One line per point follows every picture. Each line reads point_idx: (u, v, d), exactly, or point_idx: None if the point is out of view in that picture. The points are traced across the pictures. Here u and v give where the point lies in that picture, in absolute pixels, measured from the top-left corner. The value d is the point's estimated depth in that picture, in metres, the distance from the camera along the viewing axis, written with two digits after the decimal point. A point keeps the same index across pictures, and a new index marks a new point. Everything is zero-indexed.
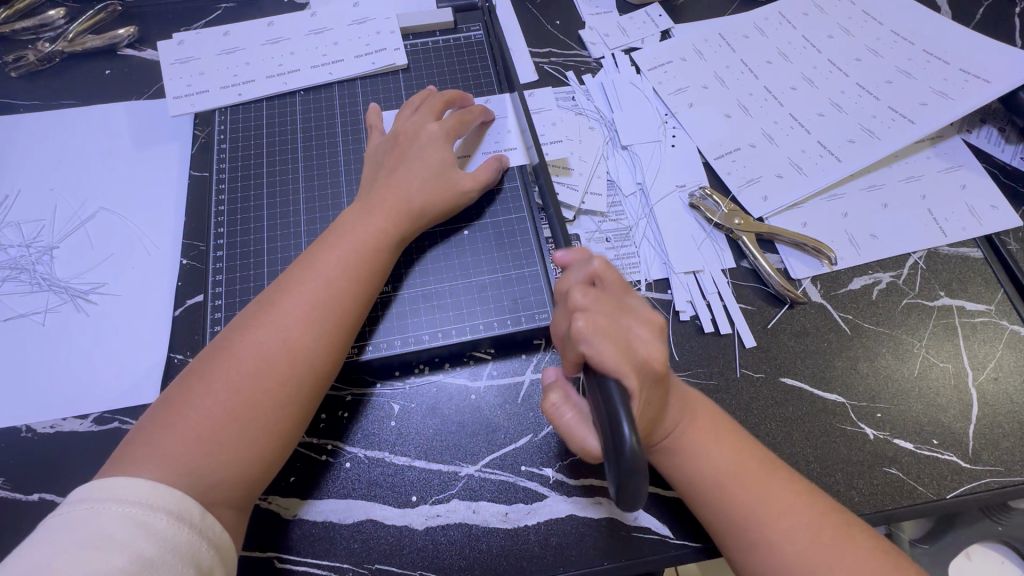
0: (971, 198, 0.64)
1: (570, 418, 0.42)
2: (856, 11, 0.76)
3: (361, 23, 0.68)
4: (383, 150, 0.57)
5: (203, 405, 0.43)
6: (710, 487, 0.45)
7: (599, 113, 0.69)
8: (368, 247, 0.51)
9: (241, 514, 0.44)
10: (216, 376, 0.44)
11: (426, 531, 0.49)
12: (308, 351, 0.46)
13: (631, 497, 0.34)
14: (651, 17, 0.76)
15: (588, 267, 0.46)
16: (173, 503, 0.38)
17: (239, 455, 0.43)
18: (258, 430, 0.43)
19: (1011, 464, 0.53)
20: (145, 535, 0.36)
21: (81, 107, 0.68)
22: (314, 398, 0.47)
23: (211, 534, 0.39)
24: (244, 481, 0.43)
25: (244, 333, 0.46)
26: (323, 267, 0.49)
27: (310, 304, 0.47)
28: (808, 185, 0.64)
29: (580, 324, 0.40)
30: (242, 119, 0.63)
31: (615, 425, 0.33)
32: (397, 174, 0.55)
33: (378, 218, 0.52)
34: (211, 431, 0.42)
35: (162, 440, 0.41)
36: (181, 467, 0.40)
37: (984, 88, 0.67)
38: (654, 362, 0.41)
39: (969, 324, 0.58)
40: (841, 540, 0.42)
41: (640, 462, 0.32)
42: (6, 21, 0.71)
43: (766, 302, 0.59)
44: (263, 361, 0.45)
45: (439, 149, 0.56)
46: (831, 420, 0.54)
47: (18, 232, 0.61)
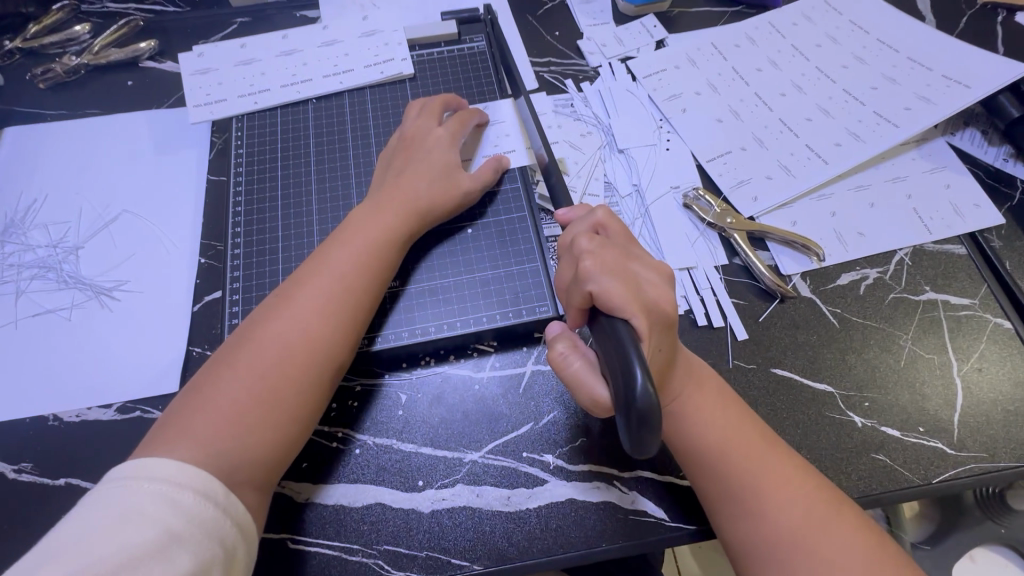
0: (955, 198, 0.67)
1: (578, 365, 0.44)
2: (843, 21, 0.79)
3: (371, 35, 0.72)
4: (395, 150, 0.61)
5: (231, 390, 0.45)
6: (710, 455, 0.47)
7: (596, 119, 0.72)
8: (379, 241, 0.54)
9: (263, 496, 0.46)
10: (243, 364, 0.47)
11: (432, 514, 0.52)
12: (327, 339, 0.49)
13: (644, 444, 0.35)
14: (646, 28, 0.79)
15: (593, 217, 0.49)
16: (200, 483, 0.41)
17: (264, 436, 0.45)
18: (282, 414, 0.46)
19: (995, 451, 0.55)
20: (175, 512, 0.39)
21: (105, 116, 0.72)
22: (332, 384, 0.50)
23: (235, 514, 0.42)
24: (269, 461, 0.45)
25: (266, 323, 0.49)
26: (338, 261, 0.52)
27: (327, 295, 0.50)
28: (797, 186, 0.66)
29: (589, 265, 0.43)
30: (258, 126, 0.67)
31: (628, 370, 0.36)
32: (405, 175, 0.58)
33: (387, 215, 0.55)
34: (239, 413, 0.45)
35: (193, 422, 0.44)
36: (212, 447, 0.43)
37: (965, 93, 0.69)
38: (665, 307, 0.44)
39: (953, 318, 0.61)
40: (831, 516, 0.44)
41: (652, 405, 0.34)
42: (35, 36, 0.75)
43: (758, 296, 0.62)
44: (285, 349, 0.48)
45: (444, 152, 0.60)
46: (820, 409, 0.56)
47: (46, 234, 0.65)
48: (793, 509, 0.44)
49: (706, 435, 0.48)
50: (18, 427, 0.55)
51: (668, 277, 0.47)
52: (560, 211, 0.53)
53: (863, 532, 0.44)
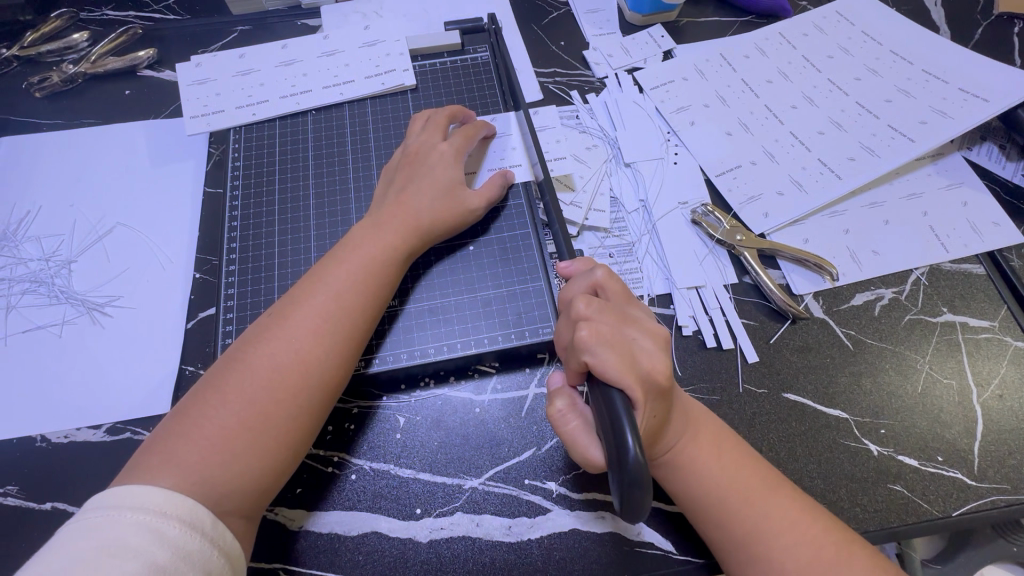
0: (973, 216, 0.65)
1: (575, 425, 0.42)
2: (855, 32, 0.77)
3: (372, 45, 0.70)
4: (397, 168, 0.59)
5: (218, 416, 0.44)
6: (710, 501, 0.45)
7: (602, 132, 0.70)
8: (376, 258, 0.52)
9: (250, 523, 0.44)
10: (231, 388, 0.45)
11: (430, 544, 0.50)
12: (319, 362, 0.47)
13: (635, 509, 0.34)
14: (653, 38, 0.78)
15: (592, 277, 0.47)
16: (186, 512, 0.39)
17: (252, 464, 0.43)
18: (269, 442, 0.44)
19: (1017, 482, 0.52)
20: (160, 542, 0.37)
21: (102, 126, 0.71)
22: (324, 410, 0.48)
23: (222, 543, 0.40)
24: (255, 490, 0.43)
25: (257, 344, 0.47)
26: (333, 280, 0.50)
27: (321, 316, 0.48)
28: (809, 203, 0.64)
29: (585, 335, 0.41)
30: (256, 138, 0.65)
31: (620, 435, 0.34)
32: (406, 192, 0.56)
33: (386, 232, 0.54)
34: (226, 439, 0.43)
35: (179, 448, 0.42)
36: (197, 476, 0.41)
37: (983, 107, 0.67)
38: (659, 375, 0.41)
39: (972, 341, 0.59)
40: (839, 557, 0.42)
41: (644, 473, 0.32)
42: (33, 44, 0.74)
43: (769, 317, 0.60)
44: (276, 372, 0.46)
45: (448, 169, 0.58)
46: (834, 436, 0.54)
47: (38, 247, 0.63)
48: (799, 554, 0.42)
49: (704, 481, 0.46)
50: (3, 448, 0.53)
51: (663, 343, 0.44)
52: (562, 264, 0.52)
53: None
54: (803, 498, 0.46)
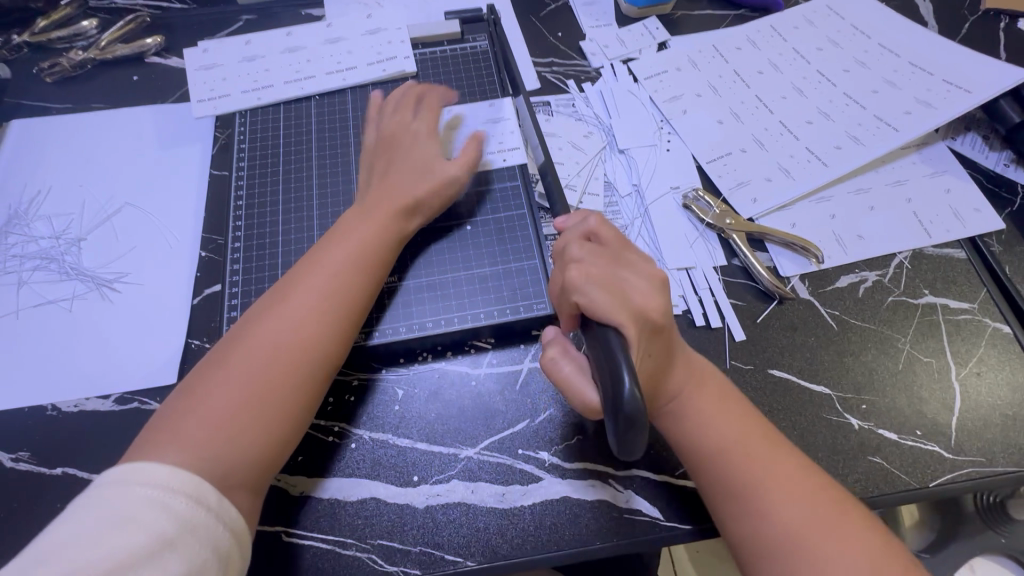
0: (955, 202, 0.67)
1: (569, 369, 0.44)
2: (845, 26, 0.80)
3: (374, 33, 0.72)
4: (377, 148, 0.61)
5: (222, 392, 0.46)
6: (713, 451, 0.47)
7: (597, 119, 0.72)
8: (369, 241, 0.54)
9: (257, 496, 0.46)
10: (233, 365, 0.47)
11: (427, 510, 0.52)
12: (317, 339, 0.49)
13: (631, 445, 0.35)
14: (648, 29, 0.80)
15: (585, 226, 0.48)
16: (192, 489, 0.41)
17: (256, 438, 0.45)
18: (272, 415, 0.46)
19: (992, 455, 0.54)
20: (165, 516, 0.39)
21: (110, 110, 0.72)
22: (325, 384, 0.50)
23: (228, 518, 0.42)
24: (261, 461, 0.45)
25: (257, 325, 0.49)
26: (329, 262, 0.52)
27: (318, 296, 0.51)
28: (797, 189, 0.66)
29: (575, 276, 0.44)
30: (261, 122, 0.67)
31: (615, 375, 0.36)
32: (386, 173, 0.58)
33: (377, 213, 0.56)
34: (230, 415, 0.45)
35: (186, 425, 0.44)
36: (203, 448, 0.43)
37: (966, 98, 0.69)
38: (653, 312, 0.43)
39: (952, 322, 0.61)
40: (834, 517, 0.44)
41: (640, 409, 0.34)
42: (43, 30, 0.76)
43: (756, 297, 0.62)
44: (276, 350, 0.48)
45: (423, 147, 0.60)
46: (817, 411, 0.56)
47: (49, 225, 0.65)
48: (795, 513, 0.44)
49: (711, 438, 0.47)
50: (16, 416, 0.55)
51: (660, 284, 0.46)
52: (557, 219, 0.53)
53: (866, 538, 0.43)
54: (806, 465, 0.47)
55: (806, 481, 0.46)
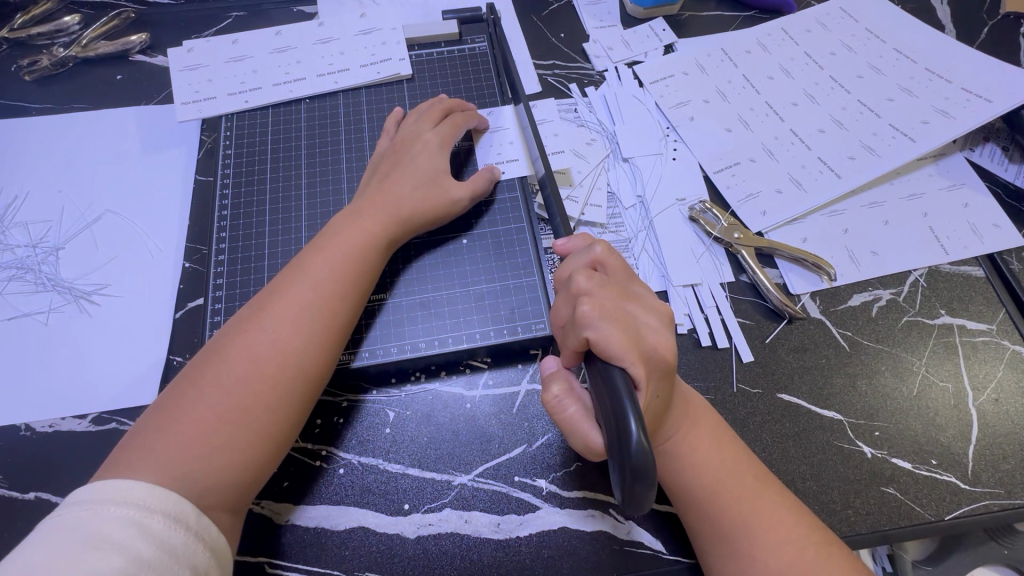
0: (973, 217, 0.64)
1: (574, 411, 0.41)
2: (859, 29, 0.76)
3: (368, 33, 0.69)
4: (387, 155, 0.58)
5: (196, 409, 0.43)
6: (700, 488, 0.45)
7: (600, 126, 0.69)
8: (356, 248, 0.51)
9: (235, 519, 0.43)
10: (209, 380, 0.44)
11: (417, 540, 0.49)
12: (300, 352, 0.46)
13: (638, 499, 0.33)
14: (654, 31, 0.76)
15: (590, 254, 0.46)
16: (170, 505, 0.39)
17: (234, 458, 0.43)
18: (250, 434, 0.44)
19: (1011, 486, 0.52)
20: (143, 536, 0.36)
21: (92, 111, 0.69)
22: (308, 400, 0.47)
23: (207, 539, 0.39)
24: (238, 483, 0.43)
25: (236, 336, 0.46)
26: (314, 270, 0.50)
27: (300, 306, 0.48)
28: (808, 201, 0.64)
29: (587, 309, 0.40)
30: (249, 126, 0.64)
31: (622, 421, 0.33)
32: (388, 181, 0.55)
33: (368, 220, 0.53)
34: (206, 433, 0.42)
35: (159, 443, 0.41)
36: (176, 470, 0.40)
37: (986, 107, 0.66)
38: (664, 353, 0.41)
39: (969, 344, 0.58)
40: (821, 559, 0.42)
41: (648, 461, 0.31)
42: (23, 27, 0.73)
43: (765, 316, 0.59)
44: (256, 363, 0.45)
45: (433, 159, 0.57)
46: (828, 438, 0.53)
47: (25, 233, 0.62)
48: (782, 555, 0.42)
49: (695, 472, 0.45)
50: None
51: (667, 320, 0.44)
52: (559, 241, 0.51)
53: None
54: (793, 499, 0.45)
55: (794, 517, 0.44)
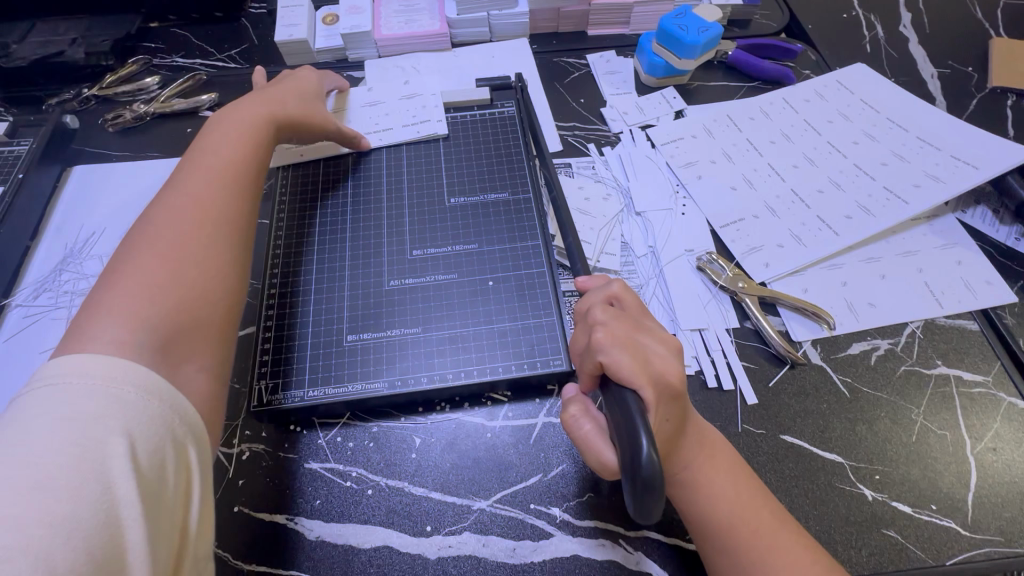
0: (966, 274, 0.68)
1: (588, 429, 0.45)
2: (854, 100, 0.84)
3: (410, 99, 0.78)
4: (247, 99, 0.68)
5: (148, 270, 0.47)
6: (719, 520, 0.48)
7: (615, 182, 0.76)
8: (241, 142, 0.62)
9: (207, 381, 0.47)
10: (159, 249, 0.49)
11: (438, 561, 0.52)
12: (215, 225, 0.53)
13: (648, 510, 0.36)
14: (666, 99, 0.85)
15: (608, 290, 0.52)
16: (132, 368, 0.41)
17: (185, 305, 0.48)
18: (204, 277, 0.50)
19: (1011, 535, 0.54)
20: (116, 407, 0.38)
21: (164, 159, 0.79)
22: (246, 243, 0.56)
23: (178, 403, 0.42)
24: (191, 330, 0.47)
25: (179, 217, 0.52)
26: (183, 175, 0.57)
27: (204, 184, 0.56)
28: (808, 255, 0.69)
29: (600, 337, 0.45)
30: (303, 176, 0.72)
31: (634, 440, 0.36)
32: (218, 127, 0.63)
33: (247, 110, 0.65)
34: (156, 287, 0.47)
35: (110, 303, 0.45)
36: (137, 317, 0.44)
37: (973, 173, 0.72)
38: (672, 379, 0.45)
39: (966, 395, 0.61)
40: None
41: (657, 474, 0.35)
42: (111, 85, 0.84)
43: (768, 361, 0.63)
44: (184, 233, 0.51)
45: (291, 108, 0.68)
46: (830, 479, 0.56)
47: (99, 264, 0.70)
48: None
49: (717, 504, 0.48)
50: None
51: (677, 351, 0.48)
52: (580, 278, 0.56)
53: None
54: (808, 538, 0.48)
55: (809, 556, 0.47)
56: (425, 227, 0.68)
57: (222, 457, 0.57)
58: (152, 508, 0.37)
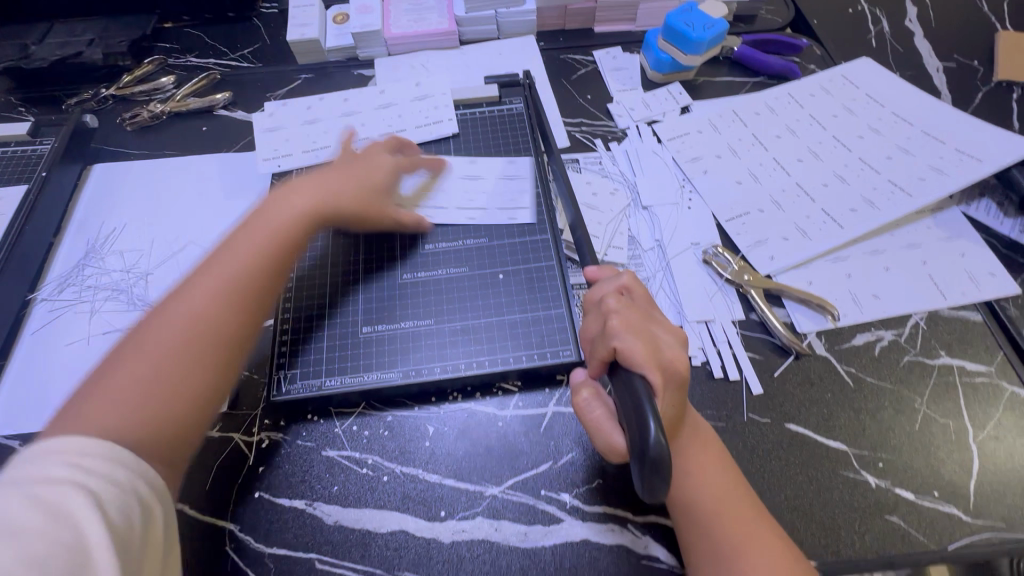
0: (970, 266, 0.69)
1: (599, 413, 0.47)
2: (860, 94, 0.84)
3: (422, 99, 0.80)
4: (338, 163, 0.67)
5: (141, 360, 0.48)
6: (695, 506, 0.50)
7: (622, 177, 0.77)
8: (275, 213, 0.59)
9: (178, 455, 0.47)
10: (155, 336, 0.49)
11: (452, 544, 0.54)
12: (214, 315, 0.51)
13: (656, 490, 0.37)
14: (672, 94, 0.86)
15: (619, 279, 0.53)
16: (102, 446, 0.41)
17: (167, 400, 0.47)
18: (188, 378, 0.49)
19: (1012, 520, 0.55)
20: (86, 469, 0.39)
21: (181, 157, 0.81)
22: (240, 347, 0.52)
23: (147, 477, 0.41)
24: (168, 433, 0.46)
25: (188, 295, 0.52)
26: (218, 250, 0.57)
27: (216, 263, 0.55)
28: (813, 248, 0.70)
29: (614, 324, 0.47)
30: (317, 175, 0.74)
31: (642, 423, 0.38)
32: (346, 180, 0.64)
33: (335, 174, 0.64)
34: (145, 384, 0.47)
35: (108, 395, 0.46)
36: (132, 381, 0.47)
37: (978, 167, 0.73)
38: (679, 368, 0.46)
39: (969, 384, 0.62)
40: None
41: (665, 455, 0.36)
42: (128, 86, 0.86)
43: (773, 352, 0.64)
44: (189, 318, 0.50)
45: (387, 168, 0.68)
46: (833, 467, 0.57)
47: (120, 259, 0.72)
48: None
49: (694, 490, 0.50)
50: None
51: (682, 341, 0.50)
52: (589, 268, 0.58)
53: None
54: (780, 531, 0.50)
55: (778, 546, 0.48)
56: (435, 222, 0.69)
57: (243, 444, 0.59)
58: (121, 565, 0.37)
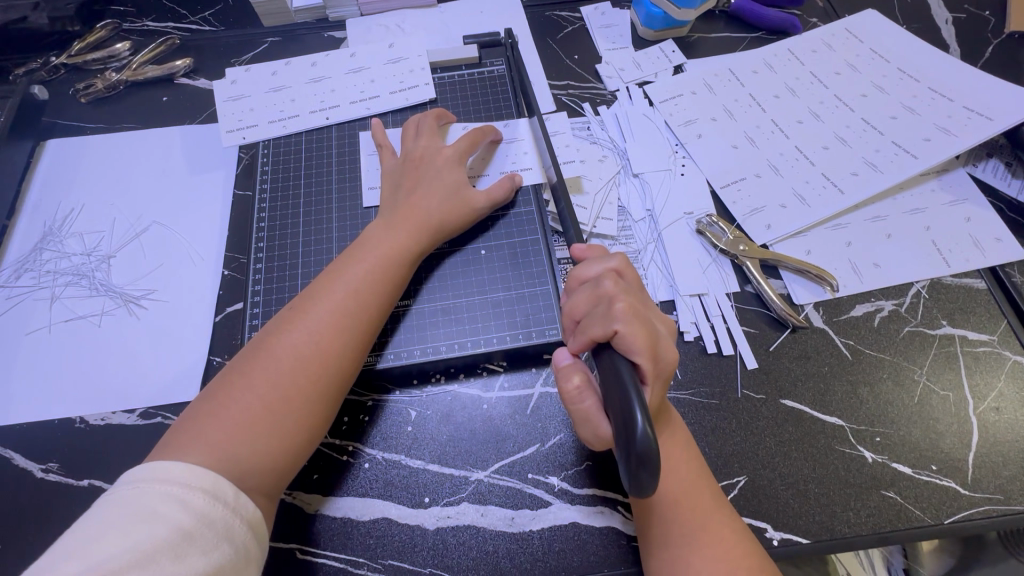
0: (975, 231, 0.66)
1: (588, 404, 0.44)
2: (864, 49, 0.79)
3: (396, 62, 0.74)
4: (442, 167, 0.61)
5: (245, 398, 0.45)
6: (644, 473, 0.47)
7: (612, 143, 0.73)
8: (409, 246, 0.56)
9: (271, 500, 0.46)
10: (259, 372, 0.47)
11: (437, 531, 0.52)
12: (332, 354, 0.49)
13: (642, 484, 0.35)
14: (664, 53, 0.80)
15: (611, 262, 0.50)
16: (207, 483, 0.40)
17: (268, 443, 0.45)
18: (293, 422, 0.46)
19: (1011, 493, 0.54)
20: (188, 514, 0.38)
21: (140, 131, 0.75)
22: (340, 392, 0.50)
23: (244, 510, 0.41)
24: (263, 479, 0.44)
25: (288, 329, 0.49)
26: (319, 279, 0.54)
27: (352, 293, 0.52)
28: (811, 215, 0.66)
29: (618, 307, 0.43)
30: (285, 148, 0.69)
31: (629, 415, 0.35)
32: (416, 195, 0.59)
33: (447, 185, 0.60)
34: (251, 422, 0.44)
35: (207, 428, 0.44)
36: (244, 428, 0.44)
37: (987, 125, 0.69)
38: (668, 361, 0.44)
39: (971, 354, 0.60)
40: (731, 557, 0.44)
41: (653, 449, 0.34)
42: (79, 53, 0.79)
43: (769, 325, 0.62)
44: (298, 358, 0.48)
45: (454, 172, 0.61)
46: (830, 442, 0.56)
47: (80, 242, 0.68)
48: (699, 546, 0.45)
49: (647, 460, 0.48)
50: (45, 426, 0.57)
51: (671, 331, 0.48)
52: (576, 246, 0.54)
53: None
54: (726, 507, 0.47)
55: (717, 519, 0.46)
56: None
57: None
58: None
